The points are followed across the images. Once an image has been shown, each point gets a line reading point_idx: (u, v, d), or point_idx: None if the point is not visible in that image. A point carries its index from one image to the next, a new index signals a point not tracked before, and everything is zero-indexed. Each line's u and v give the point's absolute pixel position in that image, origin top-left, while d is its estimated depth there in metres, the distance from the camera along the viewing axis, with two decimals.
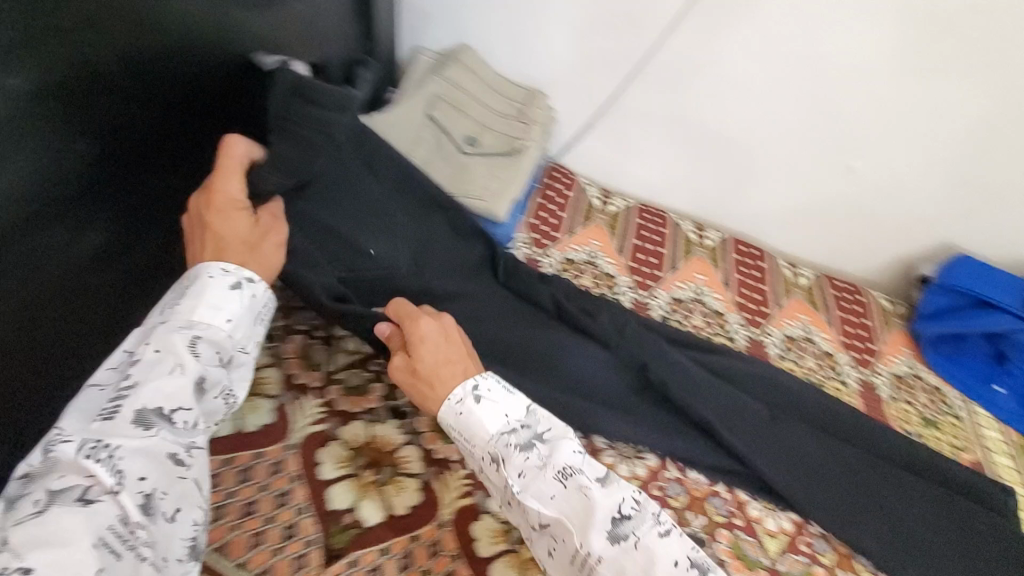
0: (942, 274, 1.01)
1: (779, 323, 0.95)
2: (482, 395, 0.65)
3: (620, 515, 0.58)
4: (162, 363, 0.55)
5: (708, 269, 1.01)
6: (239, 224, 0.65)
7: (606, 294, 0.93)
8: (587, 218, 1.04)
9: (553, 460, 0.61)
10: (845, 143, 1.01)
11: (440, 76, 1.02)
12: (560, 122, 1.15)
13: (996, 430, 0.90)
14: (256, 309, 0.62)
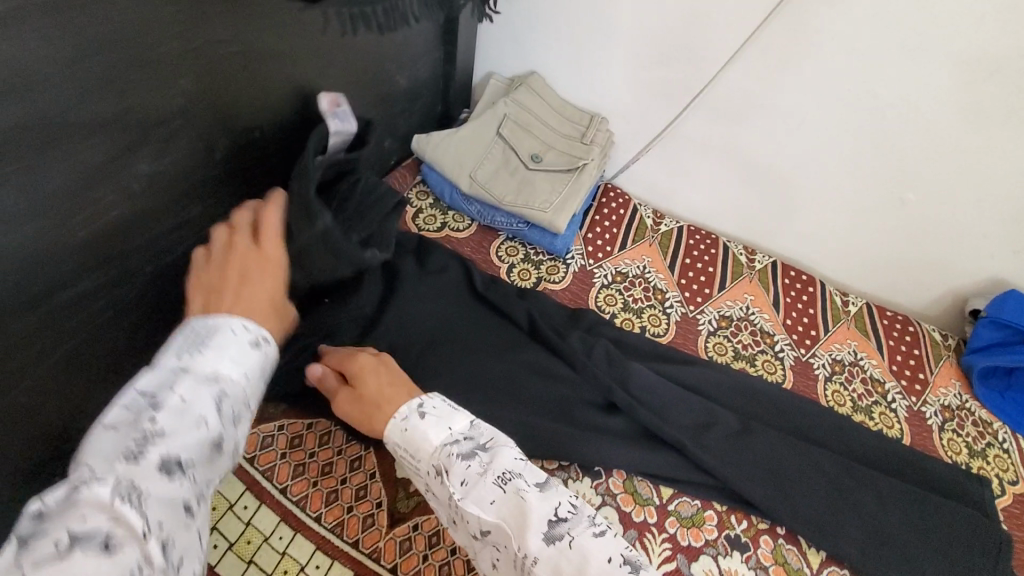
0: (992, 307, 0.98)
1: (827, 345, 0.96)
2: (428, 412, 0.60)
3: (556, 518, 0.52)
4: (191, 408, 0.44)
5: (758, 289, 1.02)
6: (273, 289, 0.57)
7: (656, 310, 0.95)
8: (639, 235, 1.07)
9: (493, 466, 0.55)
10: (901, 179, 1.00)
11: (510, 99, 1.08)
12: (617, 143, 1.17)
13: None
14: (269, 369, 0.52)
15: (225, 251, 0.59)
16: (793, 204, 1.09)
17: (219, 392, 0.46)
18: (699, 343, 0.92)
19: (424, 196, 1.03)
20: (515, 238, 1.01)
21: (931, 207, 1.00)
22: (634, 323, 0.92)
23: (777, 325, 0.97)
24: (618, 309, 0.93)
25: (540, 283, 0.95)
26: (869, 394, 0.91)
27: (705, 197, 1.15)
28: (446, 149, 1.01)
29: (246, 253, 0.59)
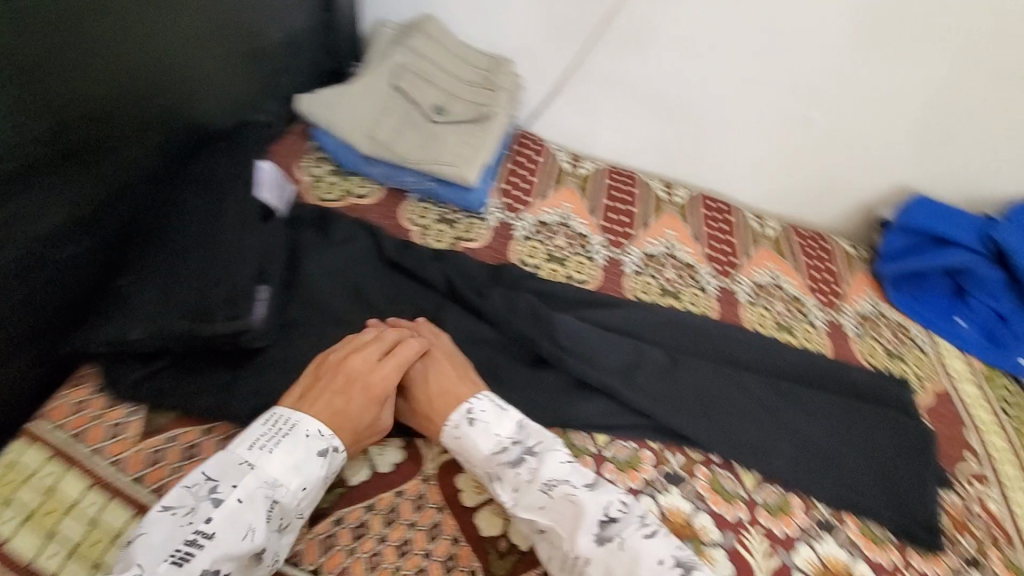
0: (901, 215, 1.03)
1: (749, 272, 0.97)
2: (476, 416, 0.61)
3: (607, 519, 0.55)
4: (243, 517, 0.51)
5: (681, 224, 1.01)
6: (366, 410, 0.60)
7: (580, 257, 0.92)
8: (558, 182, 1.03)
9: (541, 473, 0.58)
10: (805, 97, 1.00)
11: (405, 47, 1.00)
12: (527, 87, 1.10)
13: (960, 361, 0.94)
14: (328, 478, 0.58)
15: (355, 352, 0.63)
16: (705, 133, 1.07)
17: (270, 502, 0.53)
18: (625, 285, 0.90)
19: (320, 163, 0.94)
20: (426, 198, 0.94)
21: (834, 124, 1.02)
22: (558, 272, 0.89)
23: (701, 258, 0.97)
24: (540, 261, 0.90)
25: (457, 244, 0.88)
26: (792, 313, 0.93)
27: (621, 135, 1.11)
28: (336, 107, 0.92)
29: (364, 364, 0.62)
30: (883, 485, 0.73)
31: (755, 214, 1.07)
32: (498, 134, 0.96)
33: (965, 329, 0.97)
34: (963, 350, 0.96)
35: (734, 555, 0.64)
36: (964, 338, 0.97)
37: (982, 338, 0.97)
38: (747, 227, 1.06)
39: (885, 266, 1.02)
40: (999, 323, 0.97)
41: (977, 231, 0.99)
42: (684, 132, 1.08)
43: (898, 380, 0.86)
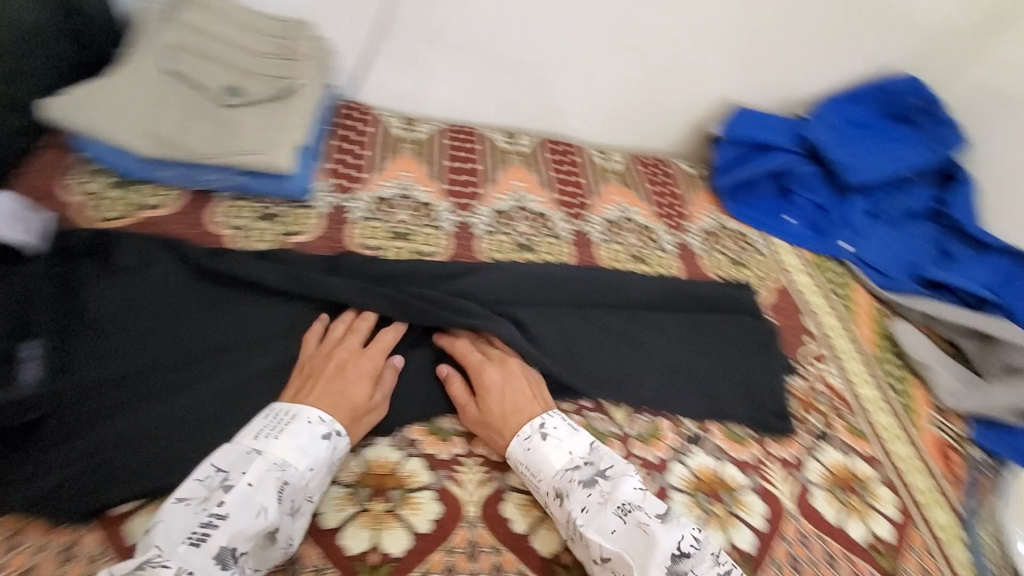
0: (726, 128, 1.10)
1: (598, 211, 0.98)
2: (549, 432, 0.64)
3: (680, 551, 0.56)
4: (255, 498, 0.53)
5: (528, 175, 0.99)
6: (356, 387, 0.64)
7: (425, 228, 0.86)
8: (393, 150, 0.95)
9: (614, 495, 0.59)
10: (617, 24, 0.99)
11: (175, 22, 0.84)
12: (338, 51, 0.98)
13: (793, 255, 1.03)
14: (335, 461, 0.60)
15: (340, 341, 0.68)
16: (536, 76, 1.04)
17: (283, 490, 0.55)
18: (478, 248, 0.86)
19: (92, 180, 0.80)
20: (236, 195, 0.83)
21: (653, 48, 1.03)
22: (404, 249, 0.83)
23: (551, 205, 0.96)
24: (382, 241, 0.83)
25: (281, 239, 0.80)
26: (645, 243, 0.95)
27: (454, 90, 1.04)
28: (93, 106, 0.76)
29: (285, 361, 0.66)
30: (736, 390, 0.78)
31: (599, 151, 1.07)
32: (308, 110, 0.86)
33: (792, 225, 1.06)
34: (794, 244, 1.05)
35: None
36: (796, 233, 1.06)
37: (806, 230, 1.07)
38: (593, 164, 1.06)
39: (724, 179, 1.08)
40: (822, 214, 1.08)
41: (789, 133, 1.09)
42: (515, 78, 1.04)
43: (743, 286, 0.92)
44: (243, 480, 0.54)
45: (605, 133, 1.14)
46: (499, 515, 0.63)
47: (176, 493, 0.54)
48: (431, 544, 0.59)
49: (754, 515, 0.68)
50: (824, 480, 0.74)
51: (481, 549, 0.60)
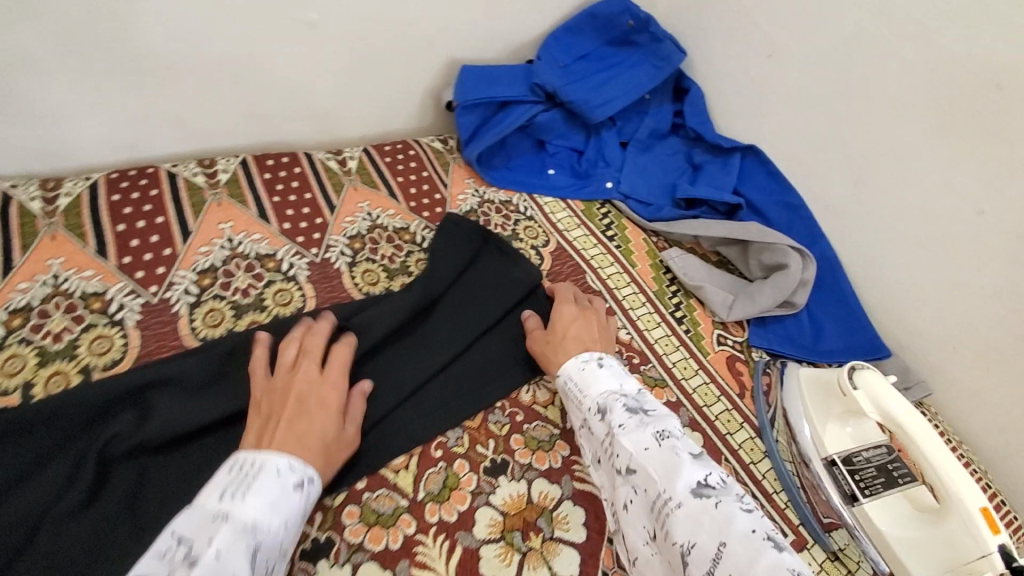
0: (541, 52, 1.05)
1: (455, 201, 0.95)
2: (605, 363, 0.69)
3: (706, 483, 0.55)
4: (226, 568, 0.44)
5: (368, 191, 0.91)
6: (329, 426, 0.58)
7: (275, 285, 0.75)
8: (198, 202, 0.81)
9: (654, 423, 0.61)
10: (392, 8, 0.93)
11: None
12: (77, 116, 0.82)
13: (611, 185, 1.04)
14: (306, 514, 0.53)
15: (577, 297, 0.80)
16: (320, 83, 0.96)
17: (285, 537, 0.50)
18: (347, 284, 0.78)
19: None
20: (5, 343, 0.63)
21: (438, 24, 0.98)
22: (263, 318, 0.71)
23: (404, 213, 0.90)
24: (227, 322, 0.70)
25: (92, 376, 0.63)
26: (507, 222, 0.95)
27: (234, 120, 0.94)
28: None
29: (311, 383, 0.61)
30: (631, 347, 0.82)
31: (434, 137, 1.05)
32: None
33: (608, 153, 1.07)
34: (612, 171, 1.06)
35: (579, 494, 0.65)
36: (628, 157, 1.07)
37: (621, 157, 1.08)
38: (431, 151, 1.02)
39: (550, 112, 1.04)
40: (650, 135, 1.10)
41: (597, 53, 1.08)
42: (297, 93, 0.96)
43: (601, 240, 0.97)
44: (296, 497, 0.52)
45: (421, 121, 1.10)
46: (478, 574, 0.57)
47: (218, 498, 0.49)
48: None
49: None
50: (736, 388, 0.81)
51: None
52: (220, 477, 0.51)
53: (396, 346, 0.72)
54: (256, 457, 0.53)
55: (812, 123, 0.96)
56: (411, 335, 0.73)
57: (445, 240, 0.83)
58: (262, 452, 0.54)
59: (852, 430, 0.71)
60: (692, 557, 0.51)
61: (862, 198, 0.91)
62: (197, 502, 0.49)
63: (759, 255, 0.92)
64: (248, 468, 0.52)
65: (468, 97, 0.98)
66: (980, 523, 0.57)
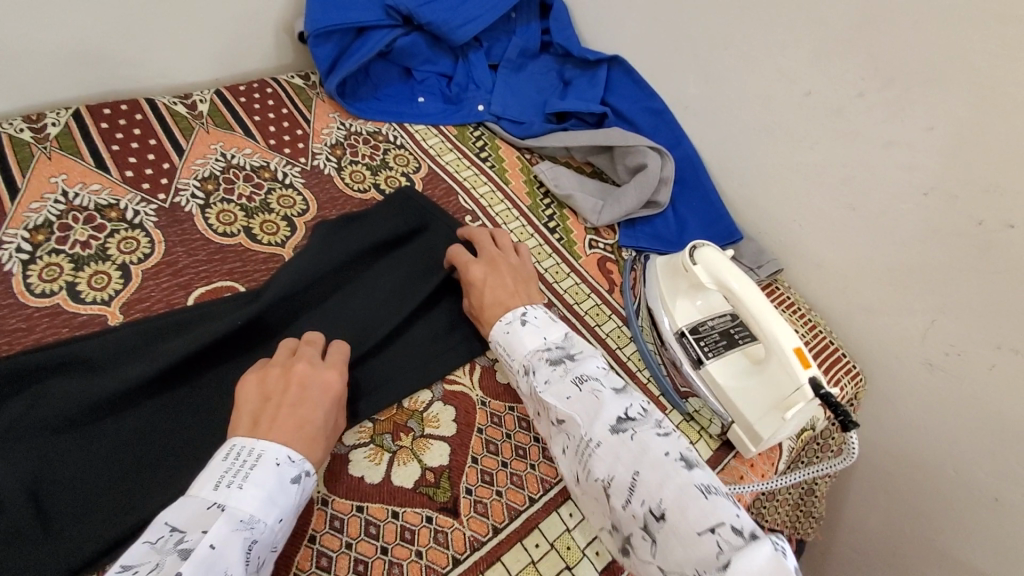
0: None
1: (319, 136, 0.93)
2: (529, 319, 0.67)
3: (626, 416, 0.57)
4: (219, 564, 0.44)
5: (221, 133, 0.87)
6: (328, 415, 0.57)
7: (119, 234, 0.72)
8: (25, 158, 0.75)
9: (576, 370, 0.62)
10: None
11: None
12: None
13: (483, 108, 1.04)
14: (302, 507, 0.53)
15: (488, 253, 0.74)
16: (153, 25, 0.89)
17: (280, 533, 0.50)
18: (199, 225, 0.76)
19: None
20: None
21: None
22: (109, 268, 0.69)
23: (263, 151, 0.87)
24: (68, 275, 0.67)
25: None
26: (376, 152, 0.93)
27: (58, 71, 0.85)
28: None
29: (313, 368, 0.59)
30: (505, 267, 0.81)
31: (293, 73, 1.00)
32: None
33: (477, 74, 1.06)
34: (483, 93, 1.06)
35: (450, 394, 0.68)
36: (498, 78, 1.06)
37: (492, 78, 1.07)
38: (290, 87, 0.98)
39: (411, 36, 1.01)
40: (520, 54, 1.08)
41: None
42: (127, 39, 0.88)
43: (474, 161, 0.97)
44: (295, 491, 0.51)
45: (279, 60, 1.06)
46: (347, 474, 0.60)
47: (214, 487, 0.49)
48: (290, 547, 0.54)
49: None
50: (605, 285, 0.86)
51: (347, 518, 0.57)
52: (218, 464, 0.50)
53: (345, 327, 0.68)
54: (254, 445, 0.52)
55: (664, 25, 0.99)
56: (346, 311, 0.70)
57: (390, 218, 0.79)
58: (260, 441, 0.53)
59: (699, 304, 0.77)
60: (613, 488, 0.54)
61: (714, 94, 0.95)
62: (195, 490, 0.49)
63: (624, 159, 0.95)
64: (246, 457, 0.51)
65: (318, 25, 0.94)
66: (795, 360, 0.65)
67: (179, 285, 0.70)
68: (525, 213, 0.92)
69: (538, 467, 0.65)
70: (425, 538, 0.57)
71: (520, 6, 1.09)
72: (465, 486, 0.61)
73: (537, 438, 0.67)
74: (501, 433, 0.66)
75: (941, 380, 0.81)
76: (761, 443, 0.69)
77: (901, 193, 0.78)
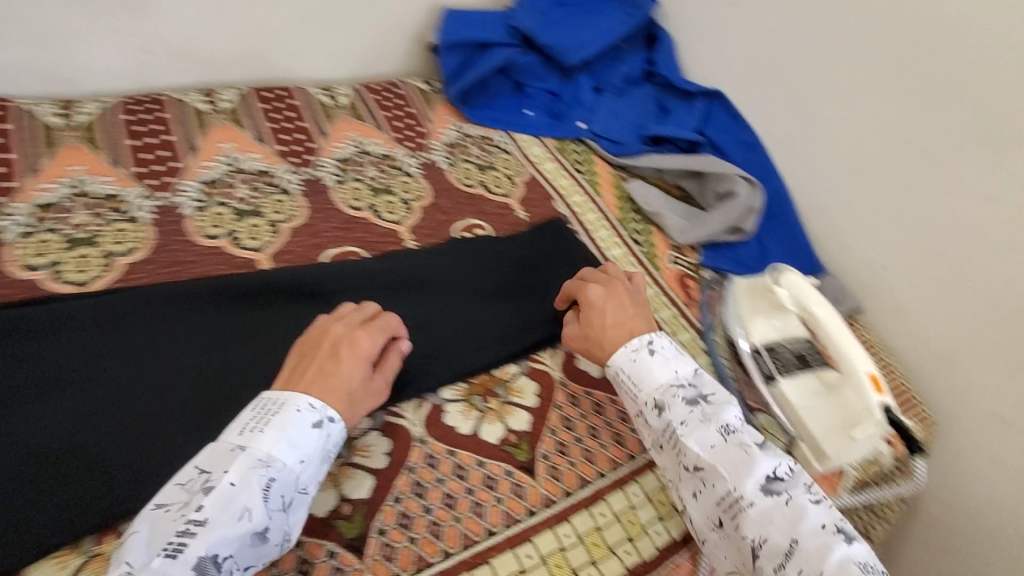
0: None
1: (437, 135, 1.04)
2: (656, 349, 0.68)
3: (775, 476, 0.59)
4: (237, 500, 0.49)
5: (356, 123, 1.00)
6: (355, 374, 0.59)
7: (271, 196, 0.84)
8: (203, 125, 0.89)
9: (717, 417, 0.62)
10: None
11: None
12: (94, 49, 0.89)
13: (583, 125, 1.12)
14: (329, 451, 0.56)
15: (602, 281, 0.76)
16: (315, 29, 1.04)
17: (302, 473, 0.53)
18: (334, 198, 0.87)
19: None
20: (35, 231, 0.71)
21: None
22: (261, 223, 0.80)
23: (389, 143, 0.99)
24: (230, 223, 0.79)
25: (113, 260, 0.71)
26: (484, 154, 1.03)
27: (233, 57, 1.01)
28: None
29: (348, 329, 0.63)
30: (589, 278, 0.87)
31: (420, 79, 1.13)
32: None
33: (581, 95, 1.15)
34: (585, 112, 1.14)
35: (534, 371, 0.75)
36: (601, 101, 1.14)
37: (595, 98, 1.16)
38: (416, 91, 1.11)
39: (528, 56, 1.12)
40: (623, 81, 1.17)
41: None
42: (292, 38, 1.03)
43: (571, 172, 1.05)
44: (315, 437, 0.54)
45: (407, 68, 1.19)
46: (442, 423, 0.67)
47: (239, 433, 0.53)
48: (392, 473, 0.62)
49: None
50: (684, 298, 0.90)
51: (440, 458, 0.64)
52: (245, 414, 0.55)
53: (430, 305, 0.76)
54: (278, 397, 0.56)
55: (769, 66, 1.05)
56: (431, 291, 0.77)
57: (524, 242, 0.88)
58: (286, 393, 0.56)
59: (777, 325, 0.82)
60: (764, 550, 0.55)
61: (811, 135, 1.00)
62: (223, 434, 0.53)
63: (714, 185, 1.00)
64: (269, 407, 0.55)
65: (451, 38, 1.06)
66: (869, 391, 0.72)
67: (315, 244, 0.81)
68: (615, 224, 0.99)
69: (608, 448, 0.70)
70: (505, 488, 0.63)
71: (629, 38, 1.18)
72: (542, 451, 0.67)
73: (610, 423, 0.72)
74: (577, 413, 0.72)
75: (1016, 440, 0.80)
76: (827, 462, 0.72)
77: (991, 246, 0.80)
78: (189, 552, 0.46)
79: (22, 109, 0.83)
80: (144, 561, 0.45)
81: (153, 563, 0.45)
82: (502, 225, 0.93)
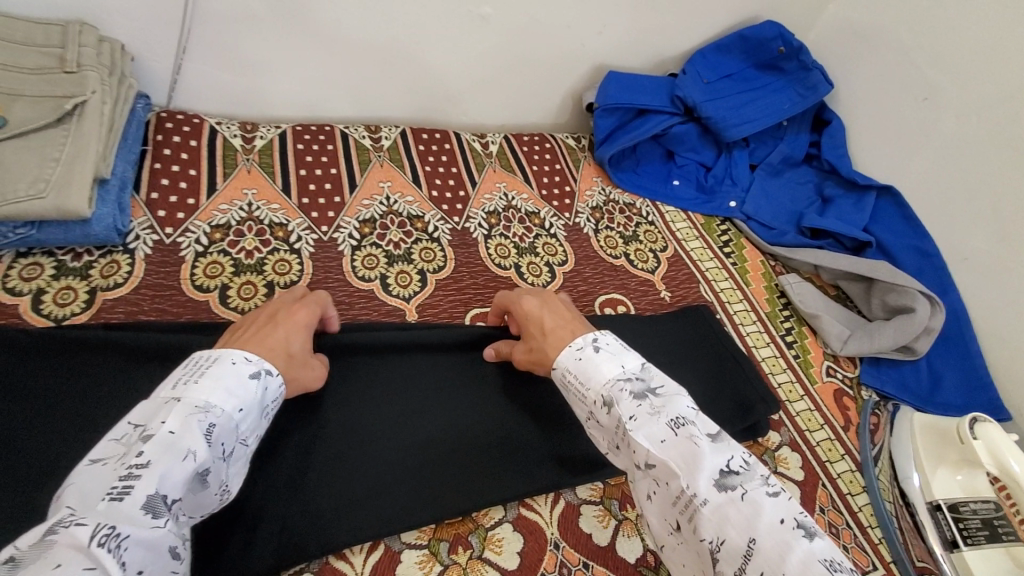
0: (688, 66, 1.08)
1: (583, 196, 1.00)
2: (603, 346, 0.58)
3: (728, 468, 0.47)
4: (180, 441, 0.43)
5: (506, 174, 0.98)
6: (293, 337, 0.57)
7: (421, 243, 0.83)
8: (363, 162, 0.91)
9: (667, 409, 0.51)
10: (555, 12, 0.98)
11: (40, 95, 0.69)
12: (280, 75, 0.93)
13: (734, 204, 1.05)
14: (266, 404, 0.51)
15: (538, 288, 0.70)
16: (479, 75, 1.04)
17: (241, 424, 0.48)
18: (481, 253, 0.85)
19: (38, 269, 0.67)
20: (208, 252, 0.74)
21: (592, 38, 1.05)
22: (411, 271, 0.80)
23: (536, 199, 0.96)
24: (381, 267, 0.79)
25: (274, 291, 0.73)
26: (629, 223, 0.99)
27: (398, 94, 1.03)
28: (12, 183, 0.63)
29: (287, 303, 0.61)
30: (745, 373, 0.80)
31: (569, 134, 1.10)
32: (104, 137, 0.71)
33: (736, 169, 1.08)
34: (738, 190, 1.07)
35: None
36: (756, 179, 1.07)
37: (749, 177, 1.08)
38: (565, 146, 1.09)
39: (686, 125, 1.07)
40: (782, 161, 1.09)
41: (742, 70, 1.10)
42: (457, 81, 1.04)
43: (720, 255, 0.99)
44: (252, 386, 0.50)
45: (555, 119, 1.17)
46: (577, 528, 0.61)
47: (172, 386, 0.47)
48: None
49: (794, 469, 0.73)
50: (841, 421, 0.81)
51: (574, 569, 0.58)
52: (174, 371, 0.49)
53: None
54: (211, 352, 0.51)
55: (962, 172, 0.93)
56: None
57: (681, 330, 0.82)
58: (216, 351, 0.52)
59: (962, 480, 0.72)
60: (721, 552, 0.43)
61: (1007, 258, 0.87)
62: (154, 393, 0.47)
63: (884, 295, 0.90)
64: (203, 361, 0.50)
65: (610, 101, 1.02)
66: None
67: (461, 301, 0.79)
68: (764, 321, 0.90)
69: None
70: None
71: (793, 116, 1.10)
72: None
73: None
74: None
75: None
76: None
77: None
78: (137, 493, 0.39)
79: (211, 127, 0.87)
80: (86, 503, 0.38)
81: (98, 506, 0.38)
82: (644, 304, 0.87)
